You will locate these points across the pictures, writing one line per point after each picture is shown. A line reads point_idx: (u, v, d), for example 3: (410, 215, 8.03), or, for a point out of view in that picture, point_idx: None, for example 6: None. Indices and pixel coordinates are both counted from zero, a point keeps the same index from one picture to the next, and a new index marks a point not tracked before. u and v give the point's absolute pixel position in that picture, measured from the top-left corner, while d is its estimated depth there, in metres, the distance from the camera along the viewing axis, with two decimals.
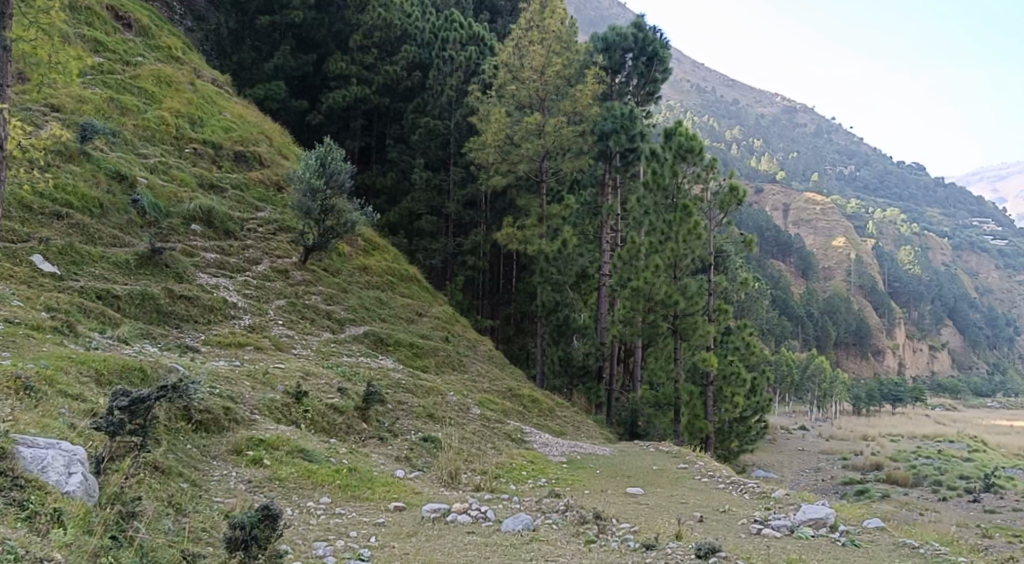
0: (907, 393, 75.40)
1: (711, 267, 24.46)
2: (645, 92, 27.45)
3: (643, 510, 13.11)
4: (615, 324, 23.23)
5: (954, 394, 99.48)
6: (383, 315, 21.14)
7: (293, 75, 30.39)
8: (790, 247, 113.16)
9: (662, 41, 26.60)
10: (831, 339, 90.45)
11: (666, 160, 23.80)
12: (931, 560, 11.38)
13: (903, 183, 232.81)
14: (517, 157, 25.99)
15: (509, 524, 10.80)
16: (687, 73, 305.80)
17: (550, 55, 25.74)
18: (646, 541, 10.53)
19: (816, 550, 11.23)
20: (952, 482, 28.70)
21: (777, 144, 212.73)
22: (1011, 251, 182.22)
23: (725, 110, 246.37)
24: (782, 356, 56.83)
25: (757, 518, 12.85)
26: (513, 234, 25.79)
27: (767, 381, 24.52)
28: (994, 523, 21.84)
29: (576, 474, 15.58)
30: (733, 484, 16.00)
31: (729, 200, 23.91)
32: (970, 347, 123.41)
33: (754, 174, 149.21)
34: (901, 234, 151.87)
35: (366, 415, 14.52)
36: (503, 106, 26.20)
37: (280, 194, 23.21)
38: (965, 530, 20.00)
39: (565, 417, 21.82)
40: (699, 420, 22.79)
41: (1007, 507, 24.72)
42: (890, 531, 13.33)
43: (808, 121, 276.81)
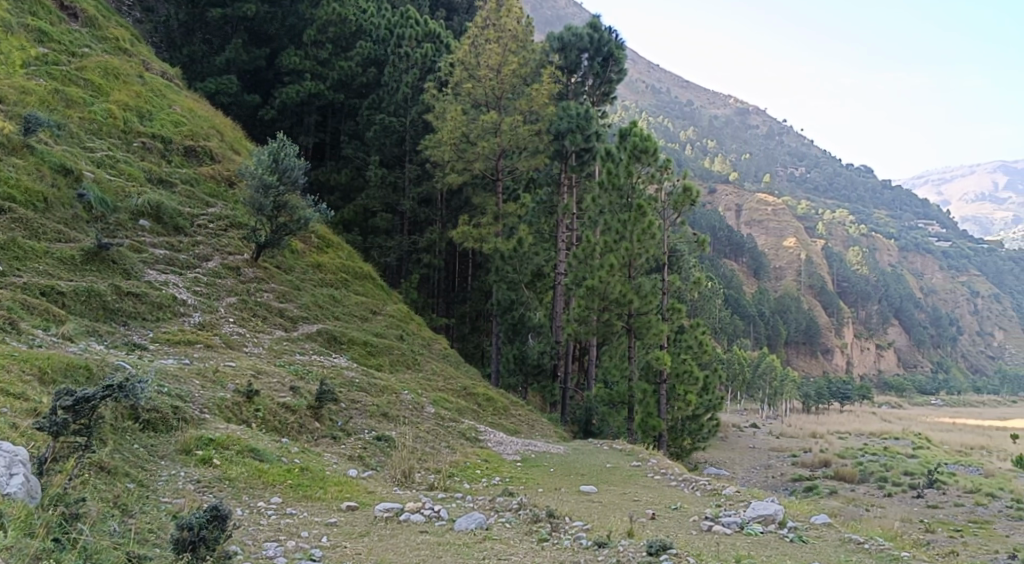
0: (854, 391, 77.33)
1: (665, 266, 24.83)
2: (600, 92, 27.70)
3: (596, 508, 13.22)
4: (570, 323, 23.28)
5: (899, 392, 102.24)
6: (337, 314, 20.95)
7: (246, 69, 29.91)
8: (743, 247, 115.08)
9: (617, 42, 26.96)
10: (781, 337, 92.24)
11: (621, 160, 23.97)
12: (876, 555, 11.72)
13: (853, 184, 238.27)
14: (473, 155, 25.89)
15: (461, 523, 10.83)
16: (643, 73, 309.02)
17: (506, 54, 25.87)
18: (599, 539, 10.62)
19: (766, 547, 11.47)
20: (897, 478, 29.54)
21: (730, 145, 216.06)
22: (955, 251, 187.79)
23: (679, 111, 249.54)
24: (734, 355, 57.78)
25: (708, 515, 13.08)
26: (469, 233, 25.81)
27: (719, 380, 24.95)
28: (937, 518, 22.54)
29: (530, 474, 15.60)
30: (685, 482, 16.24)
31: (684, 200, 24.29)
32: (915, 345, 126.86)
33: (707, 174, 151.33)
34: (850, 235, 155.46)
35: (319, 414, 14.39)
36: (459, 104, 26.14)
37: (232, 189, 22.86)
38: (908, 525, 20.60)
39: (519, 416, 21.85)
40: (652, 418, 23.01)
41: (949, 502, 25.55)
42: (836, 527, 13.68)
43: (761, 123, 281.59)
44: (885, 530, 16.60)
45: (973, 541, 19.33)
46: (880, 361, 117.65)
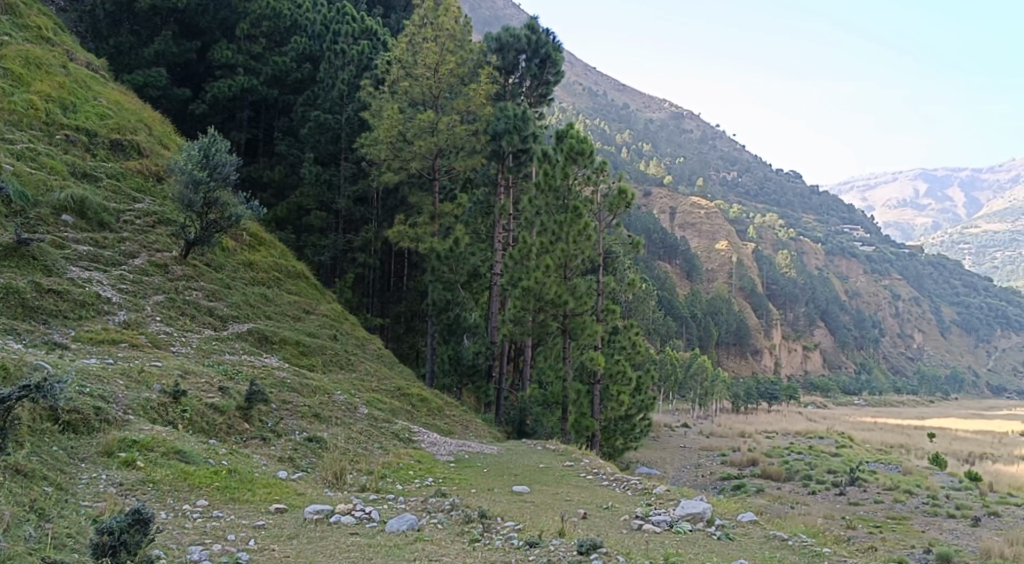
0: (781, 391, 79.63)
1: (600, 267, 25.22)
2: (538, 93, 27.93)
3: (528, 507, 13.36)
4: (506, 324, 23.35)
5: (824, 392, 105.78)
6: (268, 313, 20.64)
7: (176, 62, 29.16)
8: (676, 249, 117.20)
9: (554, 43, 27.23)
10: (712, 338, 94.09)
11: (558, 161, 24.22)
12: (798, 551, 12.18)
13: (782, 189, 245.42)
14: (409, 154, 25.71)
15: (393, 524, 10.83)
16: (581, 76, 312.08)
17: (444, 54, 25.86)
18: (530, 539, 10.77)
19: (694, 544, 11.80)
20: (821, 477, 30.60)
21: (664, 149, 219.98)
22: (878, 256, 195.08)
23: (617, 114, 252.94)
24: (666, 355, 58.88)
25: (638, 514, 13.38)
26: (405, 232, 25.71)
27: (652, 380, 25.46)
28: (858, 514, 23.48)
29: (463, 474, 15.67)
30: (616, 481, 16.57)
31: (619, 202, 24.69)
32: (840, 347, 131.41)
33: (643, 177, 153.68)
34: (779, 239, 160.08)
35: (248, 415, 14.15)
36: (396, 102, 25.99)
37: (160, 185, 22.27)
38: (831, 522, 21.39)
39: (454, 416, 21.89)
40: (585, 418, 23.33)
41: (870, 499, 26.61)
42: (761, 524, 14.14)
43: (695, 127, 287.21)
44: (809, 527, 17.23)
45: (891, 536, 20.19)
46: (806, 362, 121.57)
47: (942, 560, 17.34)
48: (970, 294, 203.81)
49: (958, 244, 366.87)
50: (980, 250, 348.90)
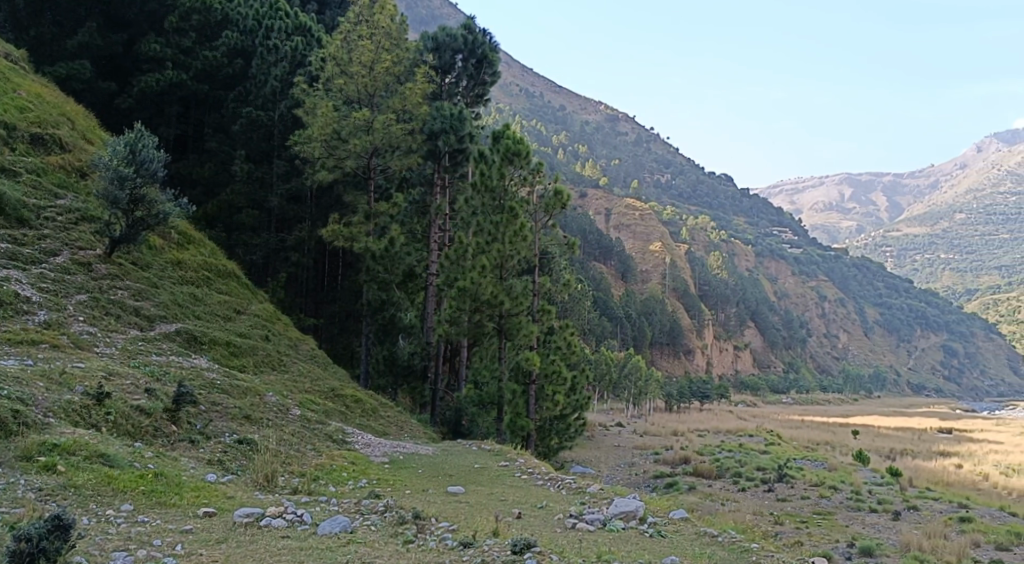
0: (713, 390, 81.53)
1: (536, 267, 25.45)
2: (475, 93, 28.12)
3: (462, 508, 13.45)
4: (441, 325, 23.34)
5: (754, 391, 108.73)
6: (198, 313, 20.20)
7: (100, 54, 28.24)
8: (611, 250, 118.63)
9: (491, 44, 27.43)
10: (647, 338, 95.68)
11: (494, 161, 24.30)
12: (727, 547, 12.55)
13: (715, 192, 251.21)
14: (344, 152, 25.41)
15: (325, 527, 10.78)
16: (517, 77, 313.25)
17: (379, 52, 25.69)
18: (464, 539, 10.84)
19: (626, 542, 12.06)
20: (750, 474, 31.54)
21: (600, 151, 222.62)
22: (805, 258, 201.40)
23: (553, 116, 254.90)
24: (601, 356, 59.63)
25: (572, 512, 13.64)
26: (339, 231, 25.40)
27: (586, 380, 25.75)
28: (786, 510, 24.27)
29: (398, 475, 15.69)
30: (550, 480, 16.80)
31: (555, 203, 24.94)
32: (769, 347, 135.24)
33: (579, 179, 155.20)
34: (711, 241, 163.80)
35: (176, 417, 13.85)
36: (331, 100, 25.70)
37: (84, 181, 21.56)
38: (761, 518, 22.06)
39: (388, 417, 21.81)
40: (521, 418, 23.46)
41: (797, 495, 27.53)
42: (692, 521, 14.53)
43: (631, 130, 291.33)
44: (738, 524, 17.76)
45: (817, 531, 20.92)
46: (737, 362, 124.74)
47: (864, 554, 18.07)
48: (892, 295, 212.26)
49: (881, 247, 381.54)
50: (901, 253, 363.45)
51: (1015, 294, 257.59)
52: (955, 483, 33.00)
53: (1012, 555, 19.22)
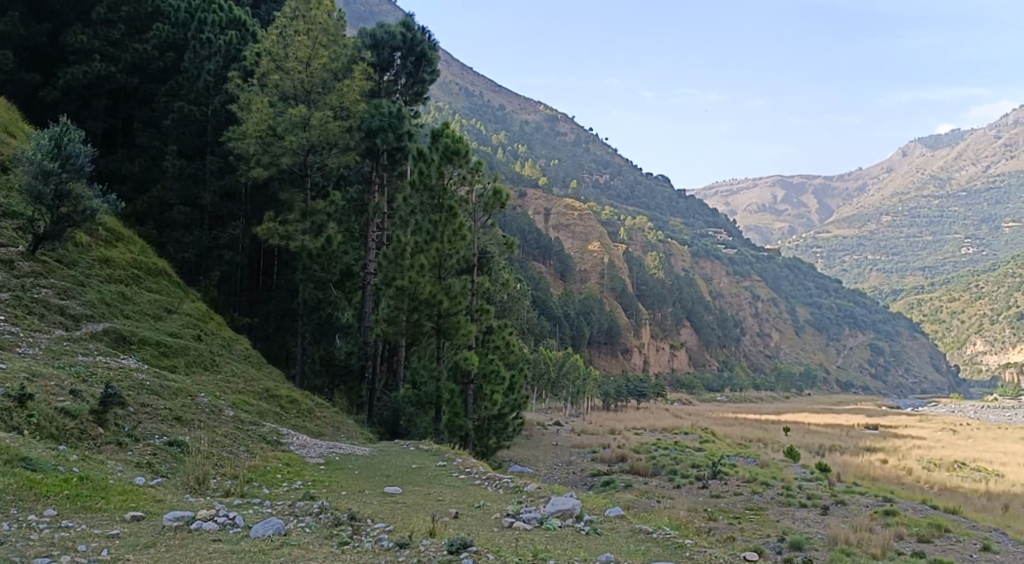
0: (649, 389, 82.86)
1: (475, 267, 25.48)
2: (413, 92, 28.29)
3: (399, 508, 13.46)
4: (379, 324, 23.40)
5: (689, 390, 110.89)
6: (127, 312, 19.70)
7: (24, 45, 27.27)
8: (550, 250, 119.32)
9: (430, 42, 27.52)
10: (584, 338, 96.54)
11: (433, 160, 24.16)
12: (661, 543, 12.87)
13: (652, 193, 255.18)
14: (280, 149, 25.06)
15: (258, 529, 10.69)
16: (458, 76, 312.13)
17: (316, 48, 25.41)
18: (400, 540, 10.89)
19: (562, 540, 12.28)
20: (685, 471, 32.24)
21: (540, 151, 223.56)
22: (739, 258, 206.31)
23: (493, 115, 254.94)
24: (539, 355, 59.93)
25: (509, 511, 13.76)
26: (275, 229, 24.93)
27: (525, 379, 25.85)
28: (719, 506, 24.96)
29: (333, 476, 15.55)
30: (487, 479, 16.87)
31: (494, 203, 25.12)
32: (704, 345, 138.06)
33: (518, 178, 155.49)
34: (649, 241, 166.28)
35: (103, 420, 13.49)
36: (266, 96, 25.29)
37: (5, 174, 20.75)
38: (695, 514, 22.63)
39: (325, 417, 21.62)
40: (459, 418, 23.44)
41: (730, 491, 28.32)
42: (627, 518, 14.80)
43: (570, 130, 293.25)
44: (674, 520, 18.17)
45: (749, 527, 21.55)
46: (673, 360, 127.01)
47: (794, 548, 18.69)
48: (821, 295, 219.09)
49: (811, 248, 393.10)
50: (830, 253, 375.43)
51: (936, 294, 268.75)
52: (880, 478, 34.38)
53: (932, 547, 20.15)
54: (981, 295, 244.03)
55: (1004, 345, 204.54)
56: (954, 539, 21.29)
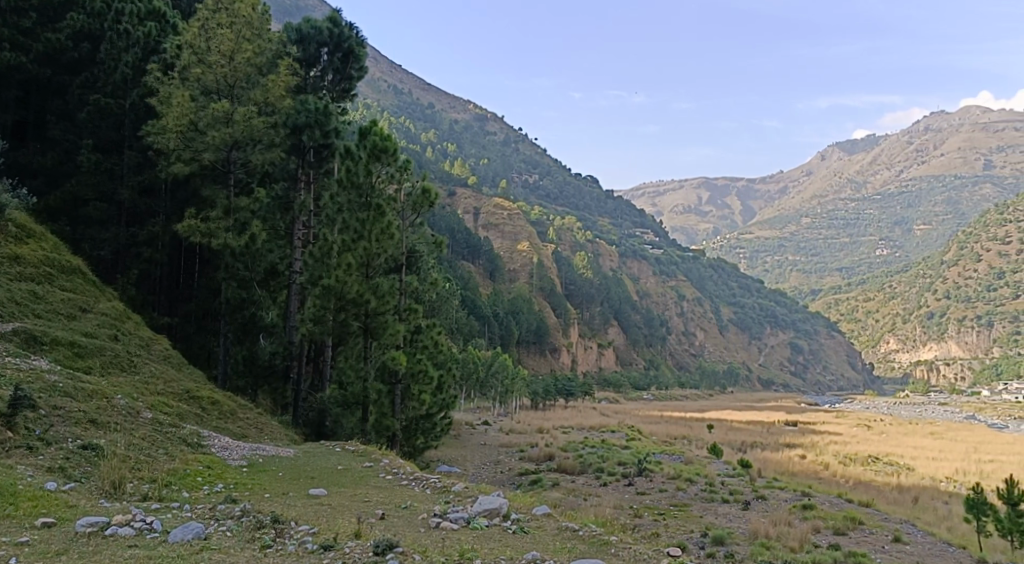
0: (577, 388, 83.93)
1: (403, 267, 25.36)
2: (340, 88, 28.06)
3: (324, 510, 13.38)
4: (305, 324, 23.16)
5: (616, 389, 112.56)
6: (38, 312, 19.01)
7: None
8: (479, 250, 119.31)
9: (358, 39, 27.41)
10: (513, 337, 96.97)
11: (360, 158, 23.93)
12: (587, 540, 13.17)
13: (581, 194, 258.05)
14: (202, 145, 24.50)
15: (176, 534, 10.52)
16: (387, 73, 308.97)
17: (240, 41, 24.80)
18: (325, 542, 10.86)
19: (489, 538, 12.45)
20: (612, 469, 32.85)
21: (469, 150, 223.27)
22: (665, 259, 210.74)
23: (422, 114, 253.35)
24: (468, 355, 59.98)
25: (437, 511, 13.85)
26: (196, 226, 24.29)
27: (453, 379, 25.81)
28: (644, 503, 25.52)
29: (257, 479, 15.26)
30: (415, 479, 16.86)
31: (422, 202, 25.14)
32: (631, 344, 140.39)
33: (447, 178, 155.05)
34: (577, 241, 168.22)
35: (11, 423, 13.01)
36: (188, 90, 24.64)
37: None
38: (621, 511, 23.13)
39: (249, 419, 21.22)
40: (386, 418, 23.32)
41: (654, 487, 29.00)
42: (554, 516, 15.04)
43: (500, 130, 293.94)
44: (601, 518, 18.55)
45: (673, 523, 22.15)
46: (601, 359, 128.77)
47: (716, 542, 19.32)
48: (744, 295, 225.70)
49: (734, 249, 404.09)
50: (752, 254, 386.74)
51: (852, 294, 279.92)
52: (798, 473, 35.77)
53: (847, 539, 21.12)
54: (893, 295, 255.31)
55: (914, 344, 214.49)
56: (867, 531, 22.35)
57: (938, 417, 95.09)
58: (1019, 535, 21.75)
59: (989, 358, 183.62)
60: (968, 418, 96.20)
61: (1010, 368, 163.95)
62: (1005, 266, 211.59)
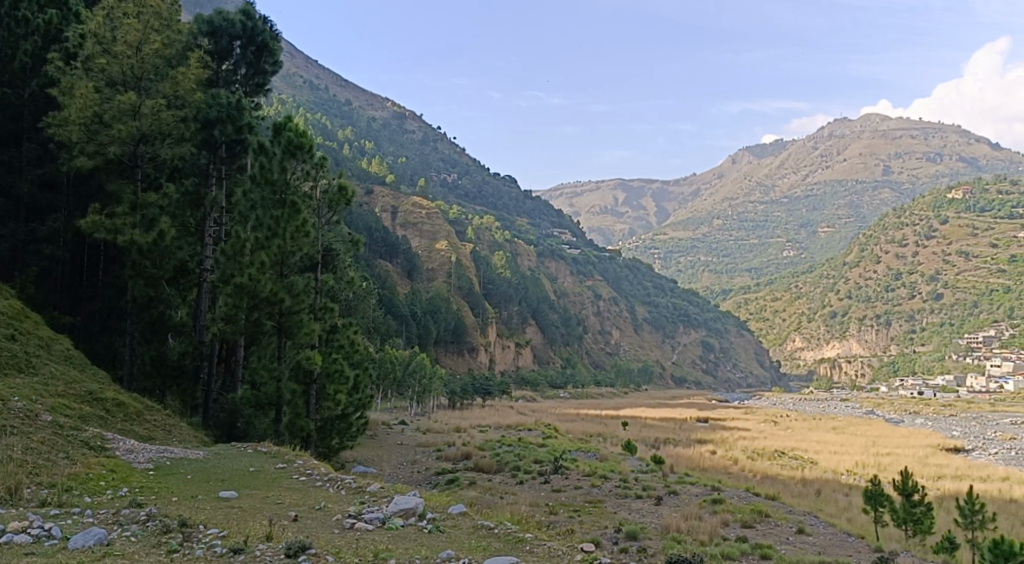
0: (494, 386, 84.32)
1: (320, 265, 25.04)
2: (254, 83, 27.54)
3: (234, 513, 13.21)
4: (216, 323, 22.67)
5: (534, 387, 113.60)
6: None
7: None
8: (397, 249, 118.13)
9: (272, 33, 27.00)
10: (431, 337, 96.63)
11: (275, 154, 23.50)
12: (502, 538, 13.44)
13: (500, 193, 259.05)
14: (107, 138, 23.66)
15: (77, 540, 10.37)
16: (302, 68, 302.47)
17: (147, 32, 24.05)
18: (234, 546, 10.79)
19: (404, 538, 12.58)
20: (528, 466, 33.32)
21: (386, 148, 220.76)
22: (583, 258, 213.92)
23: (339, 110, 249.07)
24: (385, 356, 59.52)
25: (352, 511, 13.87)
26: (100, 223, 23.48)
27: (370, 378, 25.64)
28: (560, 500, 26.01)
29: (164, 482, 14.94)
30: (329, 480, 16.76)
31: (338, 199, 24.92)
32: (548, 344, 141.80)
33: (364, 175, 152.93)
34: (495, 240, 168.84)
35: None
36: (91, 81, 23.72)
37: None
38: (537, 509, 23.59)
39: (156, 421, 20.62)
40: (300, 419, 23.08)
41: (569, 484, 29.63)
42: (470, 514, 15.21)
43: (418, 128, 291.96)
44: (517, 515, 18.91)
45: (588, 519, 22.72)
46: (519, 358, 129.68)
47: (630, 537, 20.00)
48: (658, 294, 231.11)
49: (649, 249, 413.27)
50: (667, 256, 396.48)
51: (760, 294, 290.52)
52: (709, 468, 37.19)
53: (753, 531, 22.12)
54: (799, 295, 266.29)
55: (818, 341, 224.17)
56: (773, 523, 23.45)
57: (840, 413, 99.72)
58: (911, 523, 23.25)
59: (887, 355, 193.70)
60: (867, 412, 101.22)
61: (907, 366, 174.35)
62: (902, 267, 223.47)
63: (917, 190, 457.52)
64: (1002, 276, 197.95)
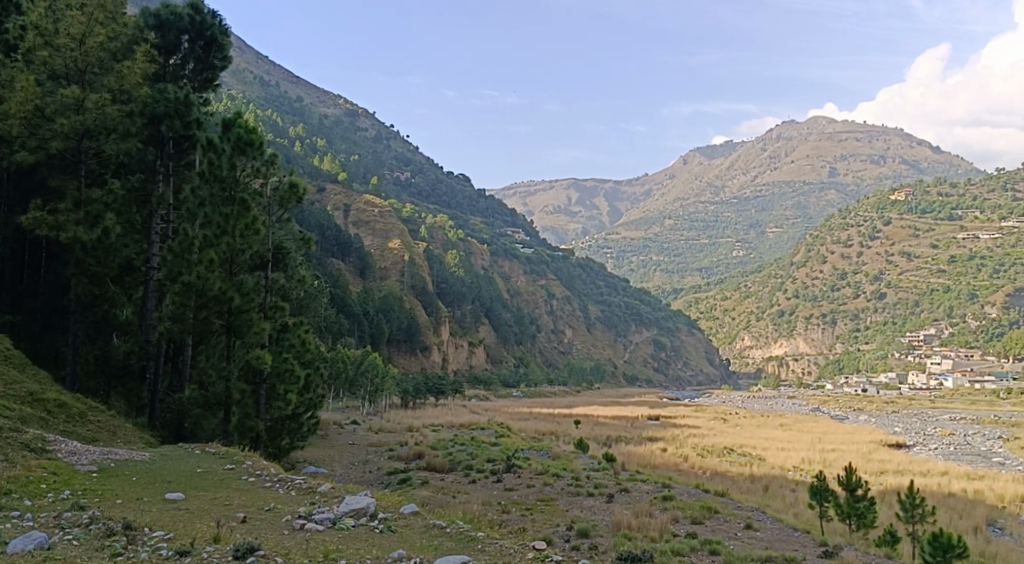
0: (447, 385, 83.90)
1: (270, 263, 24.73)
2: (202, 78, 27.11)
3: (180, 515, 13.04)
4: (163, 321, 22.26)
5: (487, 386, 113.51)
6: None
7: None
8: (349, 246, 116.74)
9: (221, 27, 26.57)
10: (383, 336, 96.08)
11: (224, 150, 23.15)
12: (454, 537, 13.53)
13: (454, 192, 258.18)
14: (49, 133, 23.06)
15: (16, 545, 10.25)
16: (251, 63, 296.87)
17: (91, 24, 23.53)
18: (180, 547, 10.70)
19: (355, 538, 12.61)
20: (480, 465, 33.40)
21: (338, 145, 217.86)
22: (536, 258, 214.64)
23: (290, 106, 245.19)
24: (336, 355, 58.76)
25: (302, 512, 13.79)
26: (42, 219, 22.90)
27: (321, 377, 25.36)
28: (512, 499, 26.15)
29: (107, 483, 14.69)
30: (278, 480, 16.60)
31: (289, 196, 24.67)
32: (500, 343, 141.81)
33: (316, 173, 150.81)
34: (448, 239, 168.24)
35: None
36: (32, 74, 23.12)
37: None
38: (489, 508, 23.70)
39: (100, 421, 20.16)
40: (249, 419, 22.74)
41: (521, 483, 29.78)
42: (422, 514, 15.23)
43: (371, 126, 289.01)
44: (468, 516, 18.96)
45: (540, 517, 22.93)
46: (471, 357, 129.48)
47: (581, 535, 20.23)
48: (611, 294, 233.09)
49: (602, 248, 416.16)
50: (619, 256, 399.85)
51: (710, 294, 295.03)
52: (659, 465, 37.77)
53: (703, 528, 22.57)
54: (748, 295, 271.10)
55: (767, 340, 228.66)
56: (721, 519, 23.95)
57: (787, 410, 101.91)
58: (855, 518, 23.98)
59: (832, 354, 198.56)
60: (814, 410, 103.57)
61: (851, 364, 179.06)
62: (847, 268, 229.13)
63: (861, 193, 469.72)
64: (942, 276, 204.62)
